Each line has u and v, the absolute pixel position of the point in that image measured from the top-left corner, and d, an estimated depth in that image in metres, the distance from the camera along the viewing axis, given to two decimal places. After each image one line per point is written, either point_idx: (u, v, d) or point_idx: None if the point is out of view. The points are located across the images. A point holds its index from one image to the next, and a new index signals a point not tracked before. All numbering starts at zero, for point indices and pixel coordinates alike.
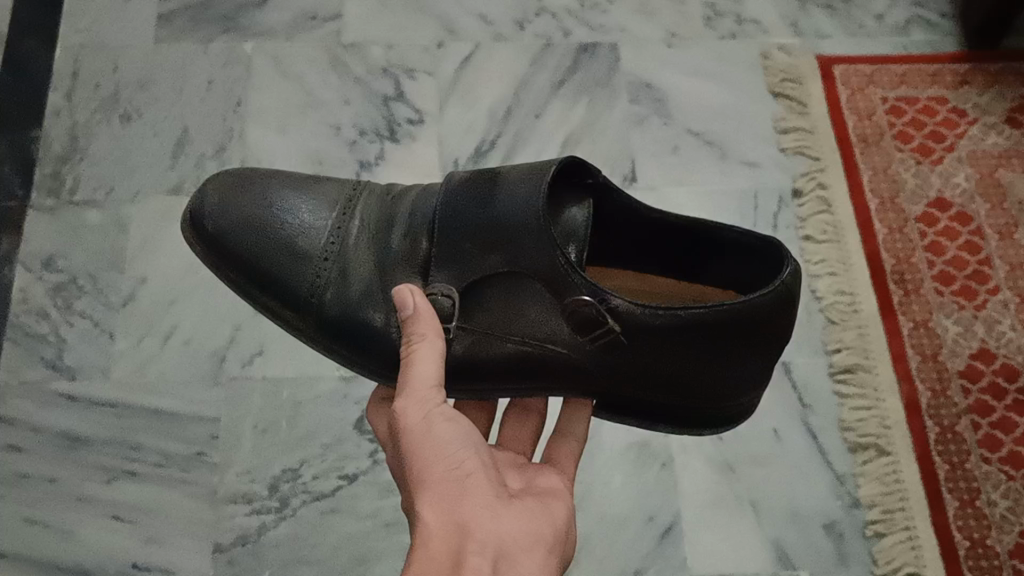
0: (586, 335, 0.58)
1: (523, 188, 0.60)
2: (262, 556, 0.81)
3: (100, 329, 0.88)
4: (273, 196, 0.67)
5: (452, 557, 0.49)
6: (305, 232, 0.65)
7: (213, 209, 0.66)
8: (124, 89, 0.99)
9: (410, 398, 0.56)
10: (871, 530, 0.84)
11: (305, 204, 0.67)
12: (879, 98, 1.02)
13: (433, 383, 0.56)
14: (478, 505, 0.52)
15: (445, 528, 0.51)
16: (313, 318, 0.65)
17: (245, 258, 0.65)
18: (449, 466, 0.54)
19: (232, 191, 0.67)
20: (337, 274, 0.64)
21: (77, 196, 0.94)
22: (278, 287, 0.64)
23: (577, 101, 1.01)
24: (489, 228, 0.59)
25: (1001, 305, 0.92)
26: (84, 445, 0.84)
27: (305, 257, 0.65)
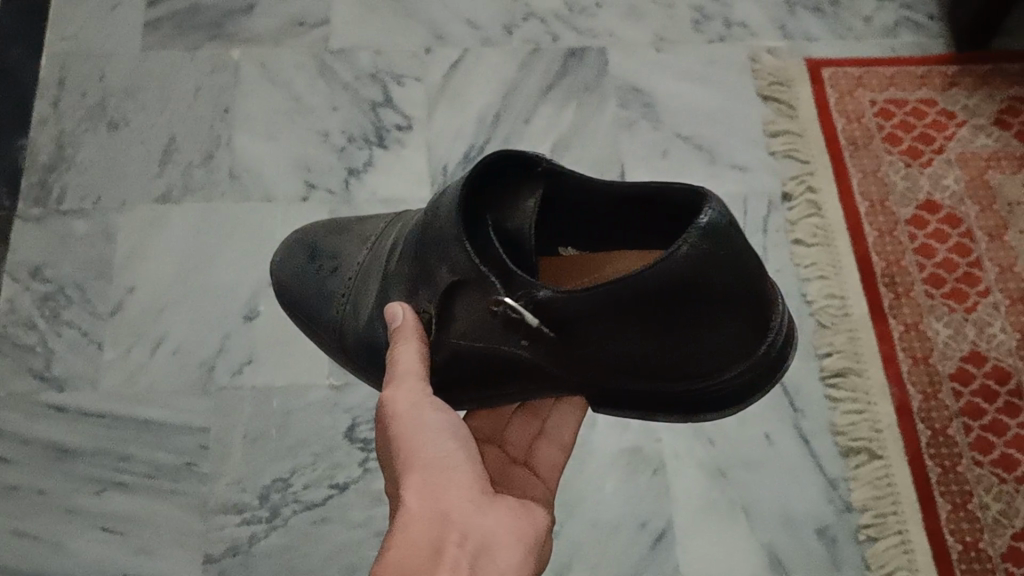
0: (519, 332, 0.60)
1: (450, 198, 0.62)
2: (254, 566, 0.80)
3: (88, 339, 0.88)
4: (317, 246, 0.80)
5: (430, 538, 0.50)
6: (338, 271, 0.77)
7: (280, 262, 0.82)
8: (111, 97, 0.99)
9: (400, 389, 0.59)
10: (864, 534, 0.83)
11: (340, 247, 0.78)
12: (868, 101, 1.02)
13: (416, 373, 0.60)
14: (461, 491, 0.54)
15: (426, 512, 0.52)
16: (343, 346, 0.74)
17: (296, 304, 0.78)
18: (434, 455, 0.56)
19: (292, 248, 0.82)
20: (352, 304, 0.73)
21: (64, 205, 0.93)
22: (317, 324, 0.76)
23: (566, 106, 1.00)
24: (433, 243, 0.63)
25: (992, 307, 0.92)
26: (73, 456, 0.84)
27: (331, 296, 0.76)
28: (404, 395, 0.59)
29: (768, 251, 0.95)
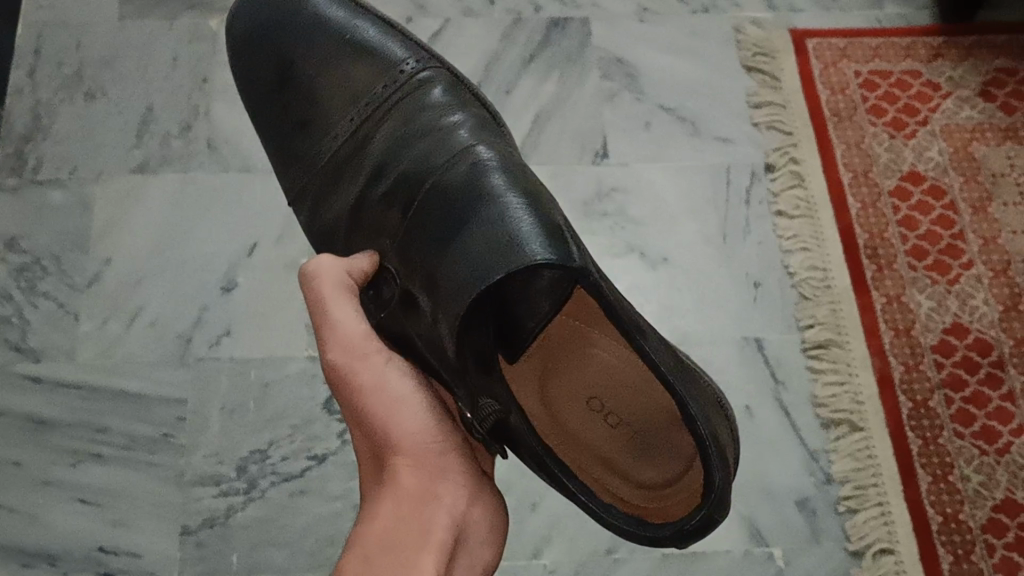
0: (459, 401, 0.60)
1: (461, 265, 0.56)
2: (230, 538, 0.80)
3: (65, 310, 0.87)
4: (320, 53, 0.77)
5: (419, 515, 0.54)
6: (323, 125, 0.75)
7: (259, 65, 0.79)
8: (87, 67, 0.98)
9: (340, 344, 0.58)
10: (845, 506, 0.83)
11: (323, 93, 0.76)
12: (852, 72, 1.01)
13: (362, 329, 0.59)
14: (455, 475, 0.57)
15: (416, 489, 0.55)
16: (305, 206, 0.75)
17: (268, 100, 0.79)
18: (426, 431, 0.57)
19: (278, 57, 0.78)
20: (325, 180, 0.74)
21: (40, 175, 0.92)
22: (292, 169, 0.77)
23: (547, 78, 1.00)
24: (438, 263, 0.59)
25: (975, 280, 0.92)
26: (49, 427, 0.83)
27: (300, 149, 0.76)
28: (363, 369, 0.58)
29: (750, 224, 0.94)
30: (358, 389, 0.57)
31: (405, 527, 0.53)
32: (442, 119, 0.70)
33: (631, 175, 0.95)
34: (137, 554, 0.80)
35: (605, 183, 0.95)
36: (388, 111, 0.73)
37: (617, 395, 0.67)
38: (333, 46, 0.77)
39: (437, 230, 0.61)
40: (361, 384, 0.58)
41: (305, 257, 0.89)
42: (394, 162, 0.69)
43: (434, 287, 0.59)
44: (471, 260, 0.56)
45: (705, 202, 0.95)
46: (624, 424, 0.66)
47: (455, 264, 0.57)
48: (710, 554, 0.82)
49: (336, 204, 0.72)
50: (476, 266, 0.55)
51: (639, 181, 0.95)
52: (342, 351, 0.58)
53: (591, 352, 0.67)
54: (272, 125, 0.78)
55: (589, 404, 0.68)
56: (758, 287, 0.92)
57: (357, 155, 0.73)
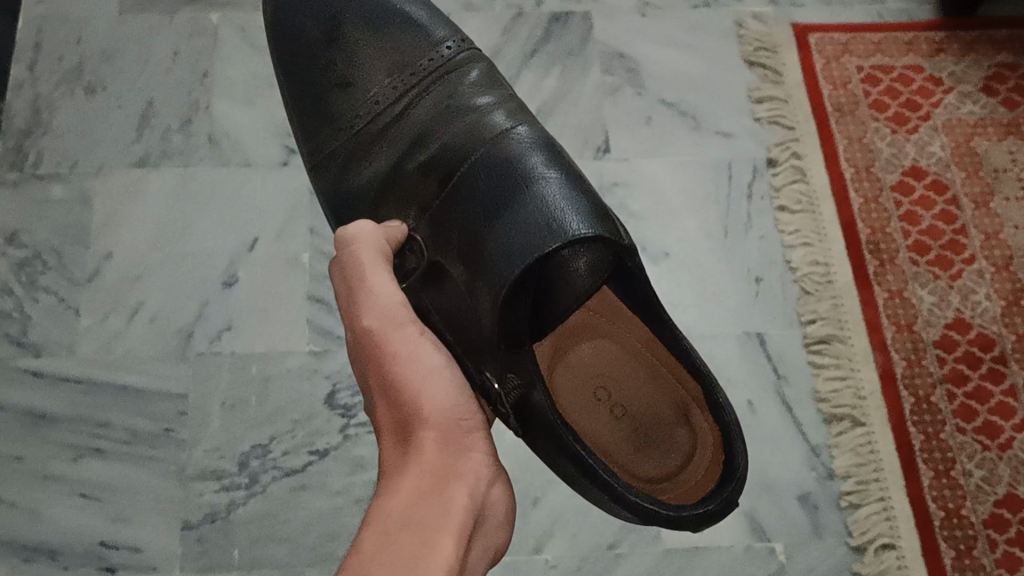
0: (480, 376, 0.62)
1: (516, 241, 0.61)
2: (232, 533, 0.80)
3: (65, 305, 0.87)
4: (363, 17, 0.76)
5: (441, 486, 0.51)
6: (354, 88, 0.74)
7: (295, 22, 0.78)
8: (87, 61, 0.97)
9: (379, 313, 0.58)
10: (847, 501, 0.83)
11: (360, 55, 0.75)
12: (853, 67, 1.01)
13: (398, 302, 0.59)
14: (479, 458, 0.55)
15: (440, 463, 0.53)
16: (320, 165, 0.75)
17: (302, 54, 0.77)
18: (455, 410, 0.55)
19: (314, 16, 0.77)
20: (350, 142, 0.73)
21: (40, 170, 0.92)
22: (313, 128, 0.75)
23: (548, 72, 0.99)
24: (485, 238, 0.62)
25: (977, 275, 0.92)
26: (50, 422, 0.83)
27: (332, 106, 0.75)
28: (398, 340, 0.57)
29: (752, 219, 0.94)
30: (391, 356, 0.57)
31: (426, 496, 0.50)
32: (478, 98, 0.71)
33: (632, 169, 0.95)
34: (138, 549, 0.79)
35: (607, 178, 0.94)
36: (430, 84, 0.72)
37: (622, 384, 0.69)
38: (375, 13, 0.76)
39: (481, 206, 0.64)
40: (393, 353, 0.57)
41: (306, 252, 0.89)
42: (433, 134, 0.70)
43: (479, 261, 0.62)
44: (526, 240, 0.61)
45: (706, 197, 0.95)
46: (633, 415, 0.68)
47: (507, 240, 0.61)
48: (711, 549, 0.82)
49: (358, 169, 0.72)
50: (532, 244, 0.60)
51: (640, 175, 0.95)
52: (380, 317, 0.58)
53: (598, 341, 0.70)
54: (302, 81, 0.77)
55: (594, 395, 0.69)
56: (760, 283, 0.91)
57: (393, 123, 0.72)
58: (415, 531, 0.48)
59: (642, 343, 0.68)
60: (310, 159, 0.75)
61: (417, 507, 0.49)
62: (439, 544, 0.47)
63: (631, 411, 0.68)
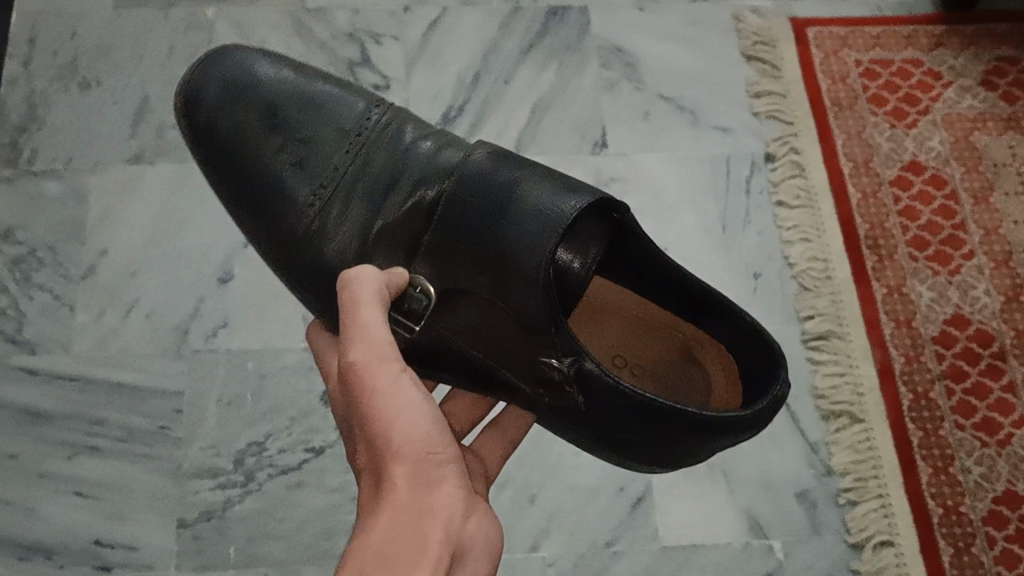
0: (525, 375, 0.58)
1: (534, 223, 0.57)
2: (228, 531, 0.79)
3: (61, 302, 0.86)
4: (282, 95, 0.69)
5: (419, 532, 0.46)
6: (303, 168, 0.67)
7: (209, 98, 0.69)
8: (82, 57, 0.97)
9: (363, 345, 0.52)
10: (845, 498, 0.83)
11: (303, 129, 0.68)
12: (852, 61, 1.01)
13: (386, 337, 0.53)
14: (453, 491, 0.49)
15: (416, 504, 0.47)
16: (291, 255, 0.66)
17: (231, 143, 0.68)
18: (429, 448, 0.50)
19: (230, 94, 0.69)
20: (317, 220, 0.65)
21: (35, 166, 0.91)
22: (268, 216, 0.66)
23: (546, 67, 0.99)
24: (495, 240, 0.58)
25: (976, 270, 0.91)
26: (45, 420, 0.83)
27: (286, 187, 0.66)
28: (382, 374, 0.51)
29: (750, 214, 0.94)
30: (369, 391, 0.51)
31: (399, 533, 0.45)
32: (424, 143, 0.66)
33: (630, 164, 0.94)
34: (134, 547, 0.79)
35: (605, 173, 0.94)
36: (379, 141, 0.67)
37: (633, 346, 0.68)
38: (294, 87, 0.70)
39: (474, 211, 0.60)
40: (372, 389, 0.51)
41: None
42: (401, 176, 0.65)
43: (497, 263, 0.58)
44: (535, 227, 0.57)
45: (704, 192, 0.94)
46: (649, 373, 0.67)
47: (517, 226, 0.58)
48: (709, 546, 0.81)
49: (333, 243, 0.64)
50: (543, 220, 0.57)
51: (638, 170, 0.94)
52: (364, 351, 0.52)
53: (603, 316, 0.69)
54: (240, 170, 0.67)
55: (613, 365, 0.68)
56: (758, 278, 0.91)
57: (358, 175, 0.66)
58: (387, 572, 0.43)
59: (640, 307, 0.67)
60: (277, 257, 0.66)
61: (392, 547, 0.44)
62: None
63: (647, 370, 0.68)
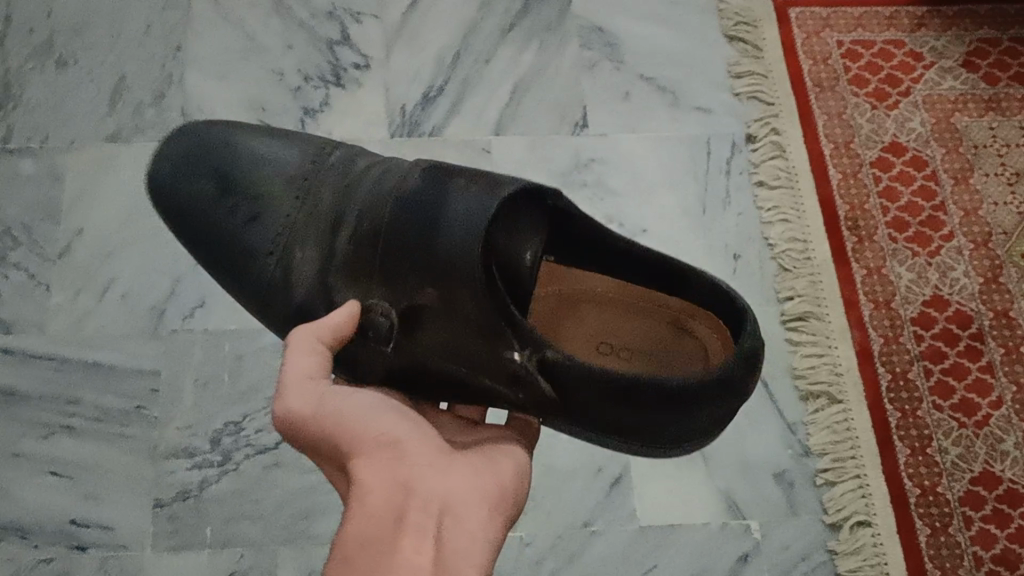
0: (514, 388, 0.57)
1: (464, 220, 0.57)
2: (204, 512, 0.79)
3: (36, 282, 0.85)
4: (227, 171, 0.68)
5: (393, 508, 0.48)
6: (258, 221, 0.66)
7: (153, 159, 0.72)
8: (59, 35, 0.96)
9: (291, 386, 0.53)
10: (823, 479, 0.83)
11: (254, 175, 0.68)
12: (834, 42, 1.00)
13: (309, 373, 0.53)
14: (422, 455, 0.51)
15: (387, 486, 0.49)
16: (271, 308, 0.65)
17: (198, 238, 0.68)
18: (376, 434, 0.51)
19: (179, 158, 0.70)
20: (281, 271, 0.64)
21: (10, 145, 0.91)
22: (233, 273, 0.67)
23: (526, 46, 0.98)
24: (427, 238, 0.58)
25: (955, 252, 0.91)
26: (21, 400, 0.82)
27: (252, 251, 0.65)
28: (303, 394, 0.53)
29: (730, 195, 0.94)
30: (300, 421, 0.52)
31: (385, 518, 0.47)
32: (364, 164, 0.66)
33: (610, 145, 0.94)
34: (110, 527, 0.79)
35: (585, 153, 0.94)
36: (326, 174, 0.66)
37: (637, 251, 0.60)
38: (251, 130, 0.72)
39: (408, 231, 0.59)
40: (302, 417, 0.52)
41: None
42: (349, 200, 0.63)
43: (442, 272, 0.57)
44: (470, 218, 0.57)
45: (686, 172, 0.94)
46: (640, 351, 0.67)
47: (450, 236, 0.57)
48: (686, 526, 0.81)
49: (297, 284, 0.63)
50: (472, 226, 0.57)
51: (618, 150, 0.94)
52: (280, 403, 0.53)
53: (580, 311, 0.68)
54: (217, 181, 0.68)
55: (596, 350, 0.68)
56: (738, 260, 0.91)
57: (332, 177, 0.66)
58: (373, 546, 0.46)
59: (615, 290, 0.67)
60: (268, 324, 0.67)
61: (372, 526, 0.47)
62: (401, 555, 0.45)
63: (634, 349, 0.68)
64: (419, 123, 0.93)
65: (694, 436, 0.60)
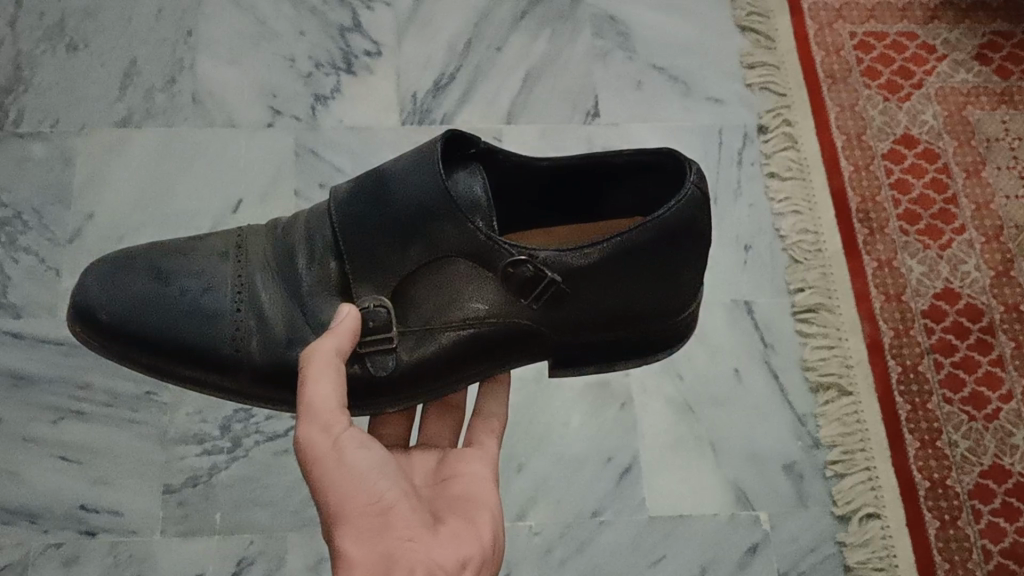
0: (529, 296, 0.55)
1: (415, 177, 0.55)
2: (214, 498, 0.79)
3: (46, 265, 0.85)
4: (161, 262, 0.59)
5: None
6: (213, 290, 0.57)
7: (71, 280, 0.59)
8: (70, 18, 0.96)
9: (311, 423, 0.50)
10: (832, 471, 0.83)
11: (192, 261, 0.59)
12: (847, 33, 1.00)
13: (335, 403, 0.50)
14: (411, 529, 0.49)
15: (375, 567, 0.47)
16: (246, 371, 0.57)
17: (145, 342, 0.56)
18: (367, 498, 0.49)
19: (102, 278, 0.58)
20: (255, 320, 0.57)
21: (21, 128, 0.90)
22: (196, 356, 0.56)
23: (539, 34, 0.98)
24: (387, 215, 0.54)
25: (966, 245, 0.91)
26: (30, 383, 0.82)
27: (216, 316, 0.57)
28: (317, 433, 0.50)
29: (742, 185, 0.93)
30: (311, 461, 0.50)
31: None
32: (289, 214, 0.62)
33: (622, 133, 0.94)
34: (120, 512, 0.79)
35: (596, 142, 0.93)
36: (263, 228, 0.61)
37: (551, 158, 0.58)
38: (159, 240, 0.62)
39: (361, 208, 0.55)
40: (311, 457, 0.49)
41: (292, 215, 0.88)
42: (288, 230, 0.59)
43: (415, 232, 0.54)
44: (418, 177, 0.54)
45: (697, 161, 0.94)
46: None
47: (403, 195, 0.54)
48: (695, 516, 0.80)
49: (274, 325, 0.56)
50: (422, 175, 0.54)
51: (629, 139, 0.94)
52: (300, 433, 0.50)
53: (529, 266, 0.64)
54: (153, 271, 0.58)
55: None
56: (749, 250, 0.90)
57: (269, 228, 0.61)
58: None
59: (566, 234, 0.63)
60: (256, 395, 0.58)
61: None
62: None
63: None
64: (430, 111, 0.93)
65: (693, 294, 0.59)
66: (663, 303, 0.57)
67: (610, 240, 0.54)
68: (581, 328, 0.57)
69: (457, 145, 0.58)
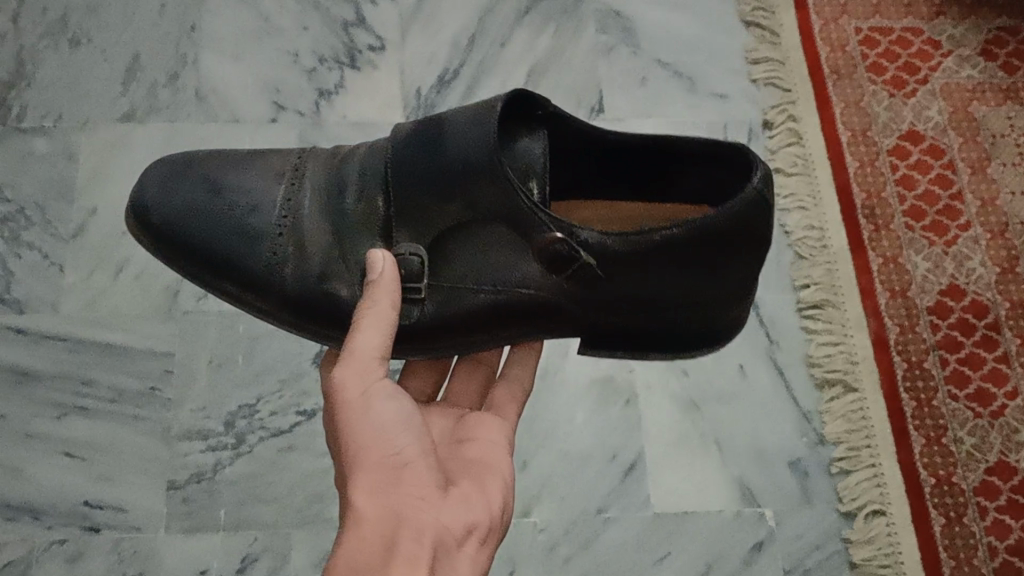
0: (558, 273, 0.54)
1: (470, 130, 0.53)
2: (217, 495, 0.79)
3: (49, 262, 0.85)
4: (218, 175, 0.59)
5: (385, 535, 0.46)
6: (260, 210, 0.58)
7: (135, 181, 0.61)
8: (72, 13, 0.95)
9: (348, 367, 0.51)
10: (837, 468, 0.83)
11: (246, 177, 0.59)
12: (852, 28, 1.00)
13: (377, 352, 0.51)
14: (424, 484, 0.49)
15: (383, 514, 0.47)
16: (279, 298, 0.57)
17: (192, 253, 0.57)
18: (386, 451, 0.49)
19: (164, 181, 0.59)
20: (294, 248, 0.57)
21: (24, 124, 0.90)
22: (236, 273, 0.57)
23: (543, 30, 0.98)
24: (435, 168, 0.53)
25: (972, 242, 0.91)
26: (33, 380, 0.82)
27: (259, 236, 0.57)
28: (352, 376, 0.51)
29: None
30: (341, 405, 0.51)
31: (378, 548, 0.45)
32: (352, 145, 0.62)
33: (627, 129, 0.93)
34: (124, 508, 0.78)
35: None
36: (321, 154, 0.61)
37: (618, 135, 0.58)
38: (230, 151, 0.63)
39: (414, 160, 0.54)
40: (342, 401, 0.51)
41: None
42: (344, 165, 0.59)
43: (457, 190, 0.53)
44: (470, 130, 0.53)
45: None
46: None
47: (454, 148, 0.53)
48: (701, 513, 0.80)
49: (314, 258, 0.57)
50: (473, 134, 0.53)
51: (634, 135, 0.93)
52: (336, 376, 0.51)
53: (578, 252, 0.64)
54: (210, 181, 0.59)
55: None
56: None
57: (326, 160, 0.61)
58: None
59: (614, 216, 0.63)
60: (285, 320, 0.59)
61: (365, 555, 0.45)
62: None
63: None
64: (434, 106, 0.93)
65: (729, 300, 0.58)
66: (692, 295, 0.56)
67: (653, 234, 0.52)
68: (608, 311, 0.56)
69: (525, 104, 0.57)
